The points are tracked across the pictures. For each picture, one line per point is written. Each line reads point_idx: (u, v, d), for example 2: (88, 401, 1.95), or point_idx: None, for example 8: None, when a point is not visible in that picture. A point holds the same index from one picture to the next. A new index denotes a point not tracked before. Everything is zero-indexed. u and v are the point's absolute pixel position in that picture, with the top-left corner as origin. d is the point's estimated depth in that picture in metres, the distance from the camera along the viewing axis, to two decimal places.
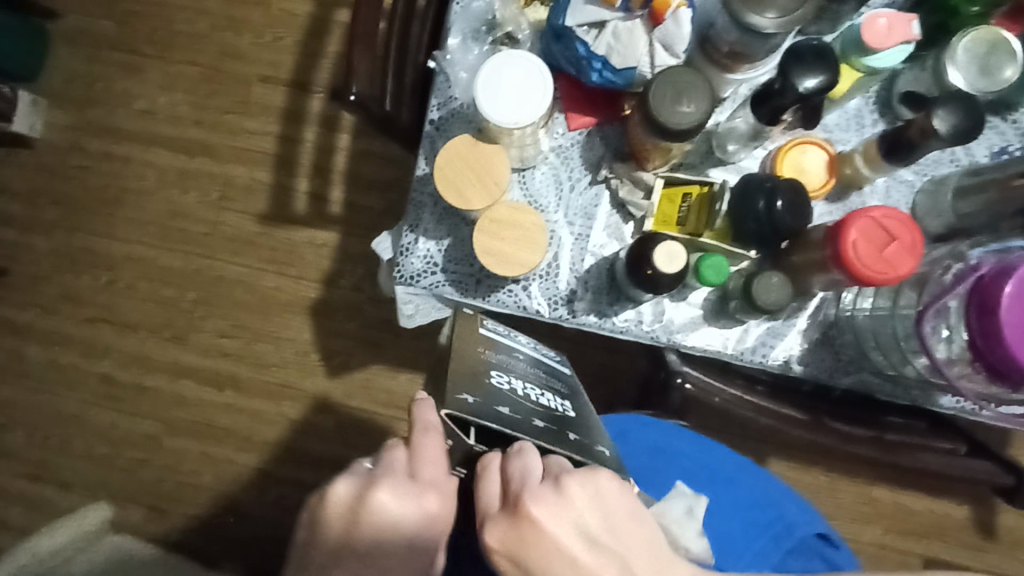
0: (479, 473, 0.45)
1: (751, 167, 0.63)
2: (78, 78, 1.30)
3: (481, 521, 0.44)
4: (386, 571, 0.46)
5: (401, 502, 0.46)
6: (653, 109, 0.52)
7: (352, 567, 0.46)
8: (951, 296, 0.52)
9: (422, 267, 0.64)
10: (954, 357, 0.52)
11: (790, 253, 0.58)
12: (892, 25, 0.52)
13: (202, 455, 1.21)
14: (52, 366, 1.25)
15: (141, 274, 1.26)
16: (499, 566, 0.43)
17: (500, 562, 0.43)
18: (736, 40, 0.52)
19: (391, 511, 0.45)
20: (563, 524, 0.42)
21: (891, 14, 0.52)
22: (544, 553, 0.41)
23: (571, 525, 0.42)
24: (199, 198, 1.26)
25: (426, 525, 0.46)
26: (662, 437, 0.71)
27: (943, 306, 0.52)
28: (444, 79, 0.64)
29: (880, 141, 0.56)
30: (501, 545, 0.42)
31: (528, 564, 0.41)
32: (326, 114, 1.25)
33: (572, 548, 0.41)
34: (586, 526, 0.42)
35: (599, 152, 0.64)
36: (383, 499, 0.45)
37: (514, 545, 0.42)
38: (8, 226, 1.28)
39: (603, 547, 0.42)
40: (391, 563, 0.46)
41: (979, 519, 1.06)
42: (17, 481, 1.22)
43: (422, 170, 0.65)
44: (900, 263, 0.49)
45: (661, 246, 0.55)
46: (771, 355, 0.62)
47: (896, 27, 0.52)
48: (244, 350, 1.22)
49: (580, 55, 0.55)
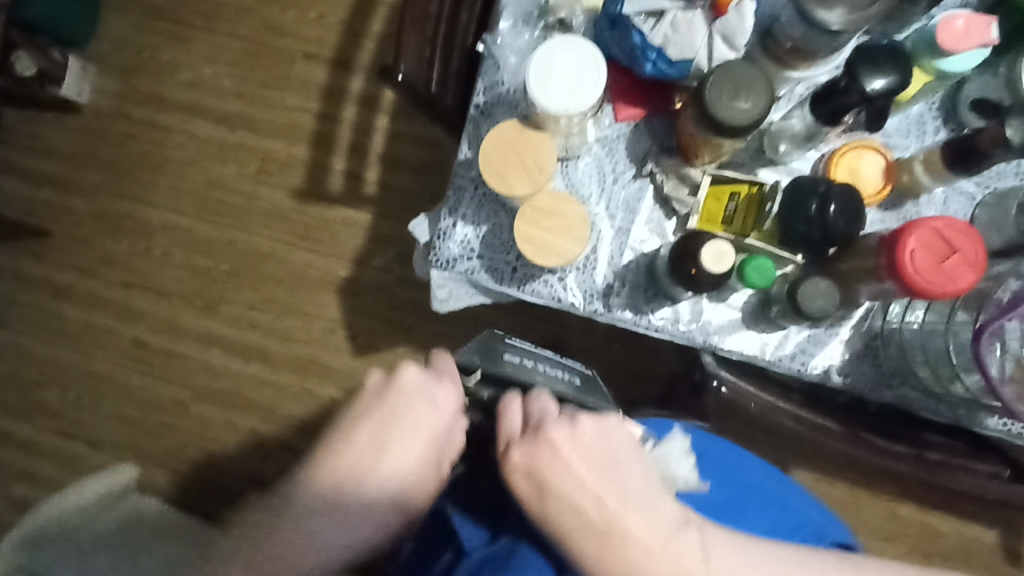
0: (499, 413, 0.51)
1: (802, 169, 0.60)
2: (126, 46, 1.32)
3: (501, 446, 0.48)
4: (399, 434, 0.54)
5: (423, 378, 0.56)
6: (709, 104, 0.50)
7: (375, 429, 0.54)
8: (1011, 317, 0.49)
9: (458, 252, 0.64)
10: (1006, 377, 0.50)
11: (838, 261, 0.57)
12: (969, 26, 0.50)
13: (226, 423, 1.23)
14: (87, 328, 1.28)
15: (178, 242, 1.28)
16: (515, 486, 0.46)
17: (517, 480, 0.46)
18: (800, 36, 0.50)
19: (414, 430, 0.55)
20: (574, 448, 0.46)
21: (969, 15, 0.50)
22: (558, 469, 0.45)
23: (583, 446, 0.46)
24: (237, 171, 1.28)
25: (439, 397, 0.56)
26: (709, 450, 0.69)
27: (1000, 325, 0.50)
28: (492, 63, 0.63)
29: (944, 148, 0.54)
30: (520, 460, 0.46)
31: (543, 480, 0.45)
32: (366, 94, 1.24)
33: (583, 468, 0.45)
34: (596, 448, 0.47)
35: (646, 146, 0.63)
36: (411, 370, 0.56)
37: (531, 460, 0.46)
38: (51, 188, 1.31)
39: (609, 467, 0.46)
40: (412, 430, 0.55)
41: (1007, 545, 1.03)
42: (49, 436, 1.26)
43: (464, 154, 0.64)
44: (957, 276, 0.47)
45: (709, 244, 0.53)
46: (810, 364, 0.60)
47: (974, 30, 0.49)
48: (273, 324, 1.24)
49: (635, 44, 0.54)
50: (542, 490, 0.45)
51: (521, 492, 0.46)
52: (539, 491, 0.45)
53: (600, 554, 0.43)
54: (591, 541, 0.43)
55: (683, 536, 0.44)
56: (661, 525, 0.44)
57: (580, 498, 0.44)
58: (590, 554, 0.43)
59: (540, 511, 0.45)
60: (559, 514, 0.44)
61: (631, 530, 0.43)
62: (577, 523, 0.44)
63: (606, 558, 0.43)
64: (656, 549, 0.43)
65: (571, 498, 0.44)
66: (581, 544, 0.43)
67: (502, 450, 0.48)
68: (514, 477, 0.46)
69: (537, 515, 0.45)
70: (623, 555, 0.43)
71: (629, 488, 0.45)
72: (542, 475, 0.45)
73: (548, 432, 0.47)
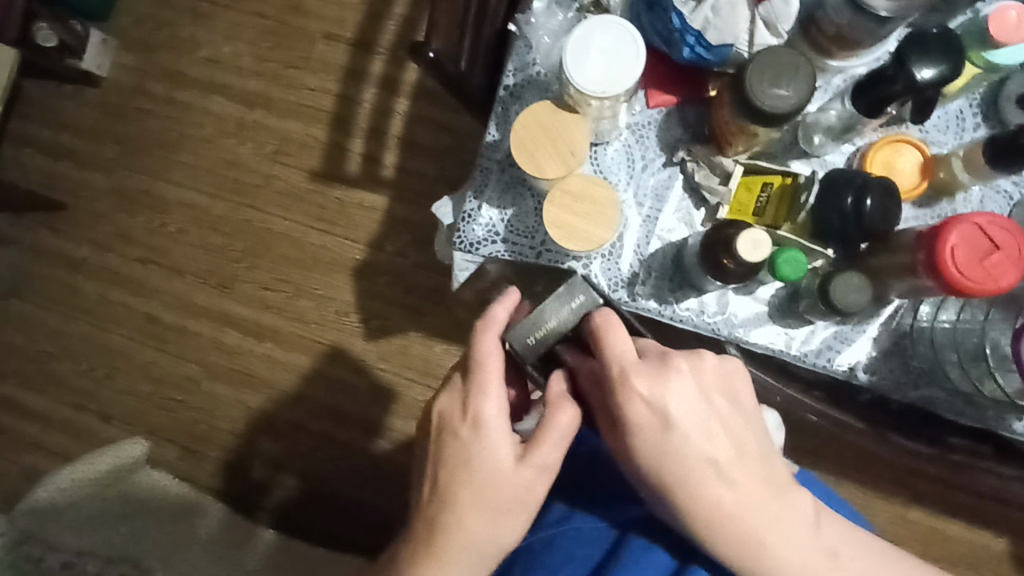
0: (601, 343, 0.50)
1: (836, 163, 0.59)
2: (147, 21, 1.31)
3: (613, 374, 0.47)
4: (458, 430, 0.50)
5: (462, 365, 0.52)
6: (748, 91, 0.49)
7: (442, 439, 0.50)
8: None
9: (483, 235, 0.63)
10: None
11: (870, 256, 0.55)
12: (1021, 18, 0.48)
13: (236, 402, 1.23)
14: (101, 302, 1.28)
15: (193, 220, 1.28)
16: (634, 413, 0.46)
17: (638, 409, 0.46)
18: (845, 22, 0.49)
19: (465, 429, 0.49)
20: (700, 381, 0.47)
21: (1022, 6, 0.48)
22: (686, 400, 0.46)
23: (704, 381, 0.47)
24: (255, 150, 1.27)
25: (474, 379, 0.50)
26: None
27: None
28: (524, 44, 0.62)
29: (986, 144, 0.53)
30: (644, 388, 0.46)
31: (670, 410, 0.45)
32: (386, 77, 1.24)
33: (709, 403, 0.46)
34: (720, 386, 0.48)
35: (676, 133, 0.62)
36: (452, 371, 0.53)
37: (656, 391, 0.46)
38: (68, 161, 1.31)
39: (730, 408, 0.47)
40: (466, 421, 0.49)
41: (1019, 554, 1.02)
42: (61, 408, 1.26)
43: (492, 136, 0.63)
44: (1004, 275, 0.46)
45: (745, 233, 0.51)
46: (835, 360, 0.59)
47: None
48: (287, 304, 1.24)
49: (674, 26, 0.52)
50: (664, 421, 0.46)
51: (643, 421, 0.46)
52: (664, 422, 0.46)
53: (711, 489, 0.45)
54: (706, 475, 0.45)
55: (783, 483, 0.47)
56: (770, 471, 0.47)
57: (702, 433, 0.46)
58: (702, 489, 0.45)
59: (660, 443, 0.45)
60: (680, 445, 0.45)
61: (744, 469, 0.45)
62: (697, 456, 0.45)
63: (718, 495, 0.45)
64: (762, 490, 0.46)
65: (692, 431, 0.45)
66: (696, 476, 0.45)
67: (618, 377, 0.47)
68: (633, 405, 0.46)
69: (657, 446, 0.46)
70: (743, 493, 0.45)
71: (740, 429, 0.47)
72: (668, 406, 0.45)
73: (674, 362, 0.47)
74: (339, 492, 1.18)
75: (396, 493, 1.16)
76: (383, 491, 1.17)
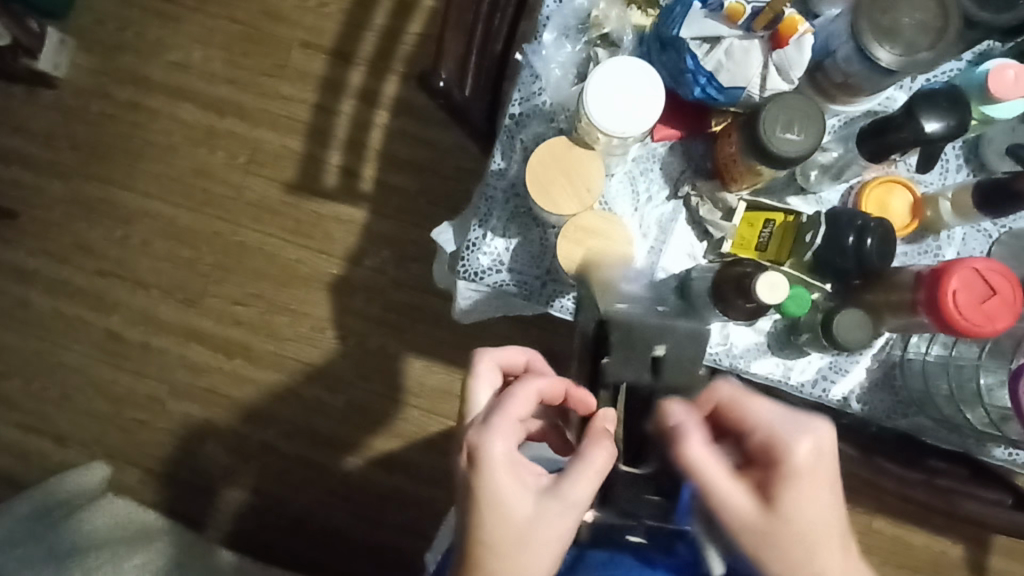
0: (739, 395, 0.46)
1: (831, 199, 0.61)
2: (109, 21, 1.25)
3: (782, 448, 0.43)
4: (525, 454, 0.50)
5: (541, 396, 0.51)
6: (762, 135, 0.51)
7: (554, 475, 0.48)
8: None
9: (488, 265, 0.63)
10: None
11: (864, 291, 0.58)
12: (1018, 77, 0.50)
13: (204, 421, 1.18)
14: (55, 316, 1.21)
15: (158, 231, 1.22)
16: (794, 465, 0.42)
17: (801, 460, 0.42)
18: (854, 72, 0.51)
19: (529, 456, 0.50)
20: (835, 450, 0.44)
21: (1018, 66, 0.51)
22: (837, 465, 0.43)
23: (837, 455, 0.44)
24: (226, 160, 1.23)
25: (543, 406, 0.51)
26: None
27: None
28: (530, 74, 0.62)
29: (975, 190, 0.56)
30: (814, 452, 0.42)
31: (826, 470, 0.42)
32: (365, 89, 1.21)
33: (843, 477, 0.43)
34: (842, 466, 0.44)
35: (680, 167, 0.63)
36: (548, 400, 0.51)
37: (823, 443, 0.43)
38: (21, 167, 1.23)
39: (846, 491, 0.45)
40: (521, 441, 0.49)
41: (973, 559, 1.08)
42: (10, 430, 1.19)
43: (497, 164, 0.63)
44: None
45: (763, 277, 0.53)
46: (831, 391, 0.62)
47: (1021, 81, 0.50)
48: (259, 320, 1.20)
49: (687, 67, 0.53)
50: (821, 480, 0.42)
51: (799, 476, 0.42)
52: (817, 480, 0.42)
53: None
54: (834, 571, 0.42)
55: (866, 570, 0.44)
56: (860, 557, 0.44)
57: (838, 509, 0.42)
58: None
59: (812, 502, 0.42)
60: (818, 519, 0.42)
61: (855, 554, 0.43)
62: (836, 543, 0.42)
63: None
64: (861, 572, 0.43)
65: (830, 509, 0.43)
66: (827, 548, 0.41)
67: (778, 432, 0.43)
68: (798, 454, 0.42)
69: (802, 508, 0.42)
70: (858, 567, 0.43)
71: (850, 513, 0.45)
72: (829, 463, 0.43)
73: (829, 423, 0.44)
74: (315, 513, 1.15)
75: (374, 514, 1.14)
76: (359, 512, 1.14)
